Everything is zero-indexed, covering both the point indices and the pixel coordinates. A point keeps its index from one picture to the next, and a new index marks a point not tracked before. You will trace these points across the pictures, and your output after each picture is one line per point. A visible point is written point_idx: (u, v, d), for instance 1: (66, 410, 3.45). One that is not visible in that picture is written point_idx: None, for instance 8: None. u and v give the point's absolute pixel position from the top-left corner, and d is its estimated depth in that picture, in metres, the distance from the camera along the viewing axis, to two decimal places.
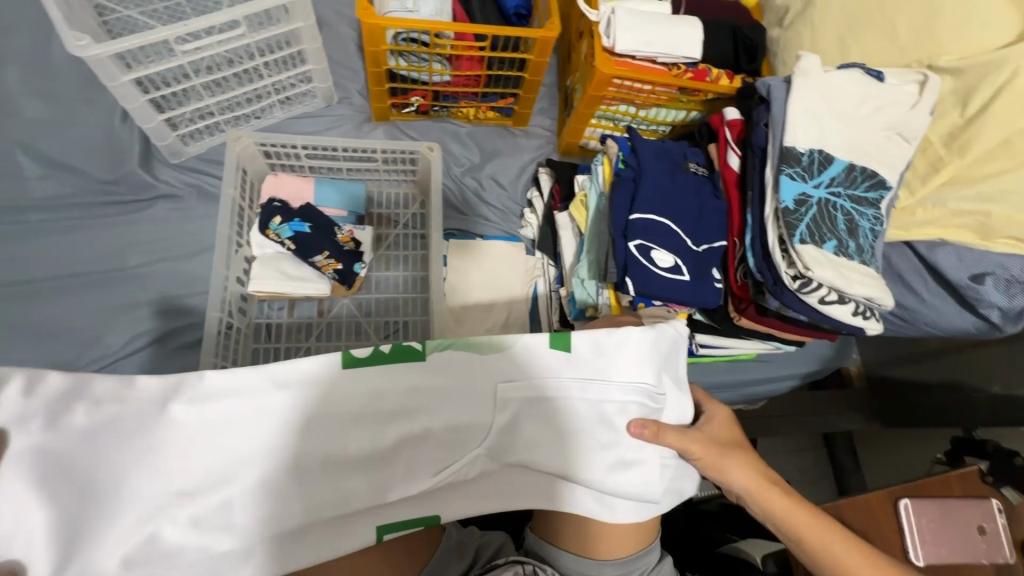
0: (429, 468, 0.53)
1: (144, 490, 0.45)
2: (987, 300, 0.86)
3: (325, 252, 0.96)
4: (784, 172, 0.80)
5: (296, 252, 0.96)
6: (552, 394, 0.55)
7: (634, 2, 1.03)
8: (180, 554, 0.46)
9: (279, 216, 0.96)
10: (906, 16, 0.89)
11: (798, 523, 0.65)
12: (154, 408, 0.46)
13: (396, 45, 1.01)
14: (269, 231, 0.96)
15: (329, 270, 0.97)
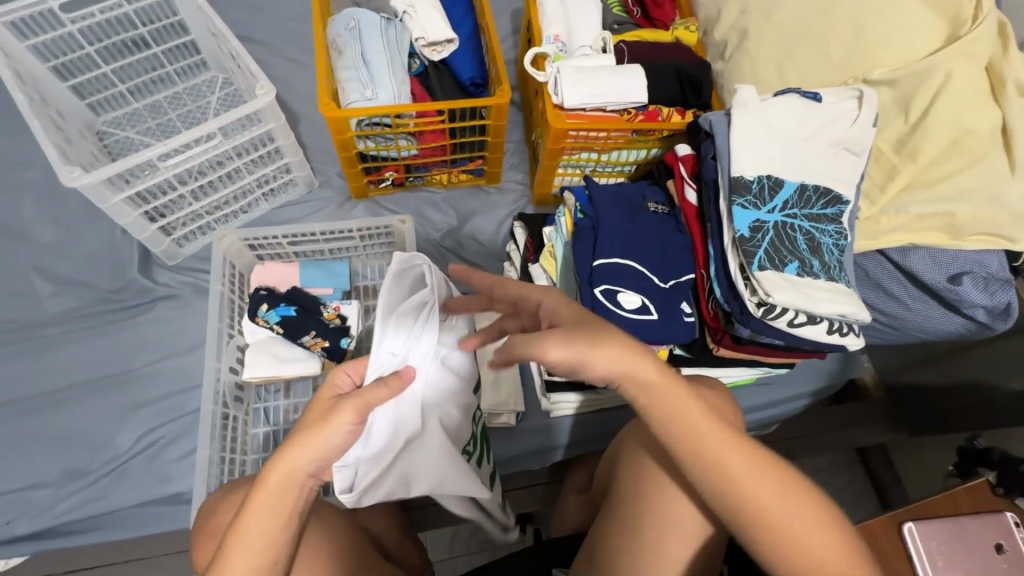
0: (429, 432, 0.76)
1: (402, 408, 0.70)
2: (969, 300, 0.83)
3: (312, 332, 1.01)
4: (736, 203, 0.82)
5: (286, 334, 1.01)
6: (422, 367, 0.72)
7: (578, 59, 1.09)
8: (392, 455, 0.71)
9: (265, 303, 1.01)
10: (833, 37, 0.92)
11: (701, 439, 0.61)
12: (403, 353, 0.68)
13: (360, 130, 1.08)
14: (258, 318, 1.01)
15: (317, 348, 1.01)
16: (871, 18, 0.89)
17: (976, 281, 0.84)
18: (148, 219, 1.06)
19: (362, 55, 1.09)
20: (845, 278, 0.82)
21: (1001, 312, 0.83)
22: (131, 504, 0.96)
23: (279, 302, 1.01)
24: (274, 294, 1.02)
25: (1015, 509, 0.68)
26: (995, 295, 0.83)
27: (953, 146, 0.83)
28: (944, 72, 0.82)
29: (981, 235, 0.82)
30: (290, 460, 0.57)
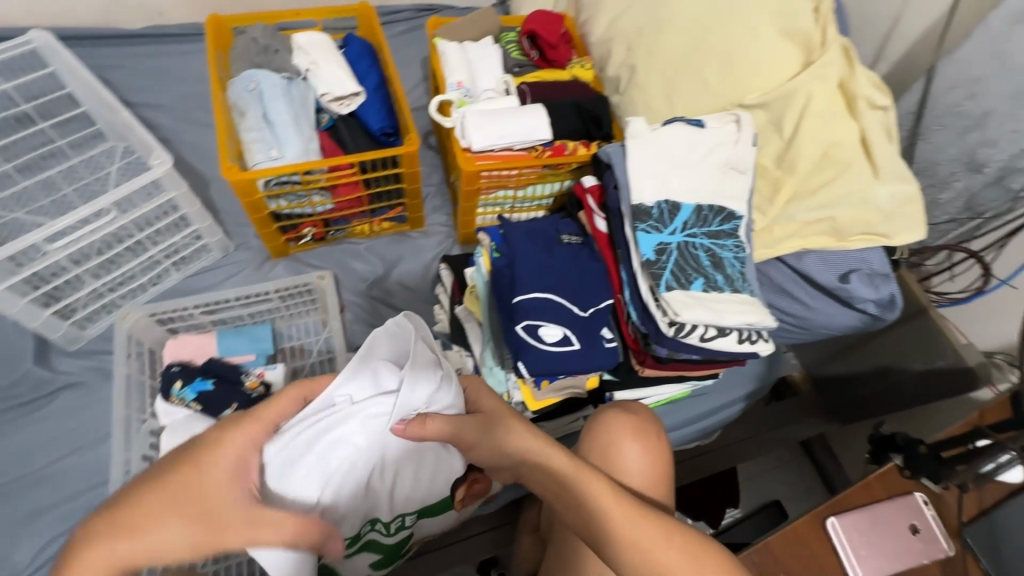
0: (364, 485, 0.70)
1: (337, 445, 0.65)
2: (859, 296, 0.90)
3: (234, 404, 0.95)
4: (640, 228, 0.86)
5: (206, 411, 0.95)
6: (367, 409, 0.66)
7: (483, 103, 1.12)
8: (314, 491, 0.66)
9: (179, 380, 0.95)
10: (708, 68, 1.00)
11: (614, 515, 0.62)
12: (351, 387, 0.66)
13: (269, 190, 1.06)
14: (172, 397, 0.95)
15: None
16: (738, 50, 0.98)
17: (862, 278, 0.90)
18: (40, 305, 0.98)
19: (265, 115, 1.08)
20: (750, 288, 0.87)
21: (887, 303, 0.90)
22: None
23: (194, 377, 0.95)
24: (189, 369, 0.96)
25: (923, 488, 0.73)
26: (880, 287, 0.89)
27: (824, 158, 0.90)
28: (805, 94, 0.91)
29: (862, 234, 0.89)
30: (146, 536, 0.52)
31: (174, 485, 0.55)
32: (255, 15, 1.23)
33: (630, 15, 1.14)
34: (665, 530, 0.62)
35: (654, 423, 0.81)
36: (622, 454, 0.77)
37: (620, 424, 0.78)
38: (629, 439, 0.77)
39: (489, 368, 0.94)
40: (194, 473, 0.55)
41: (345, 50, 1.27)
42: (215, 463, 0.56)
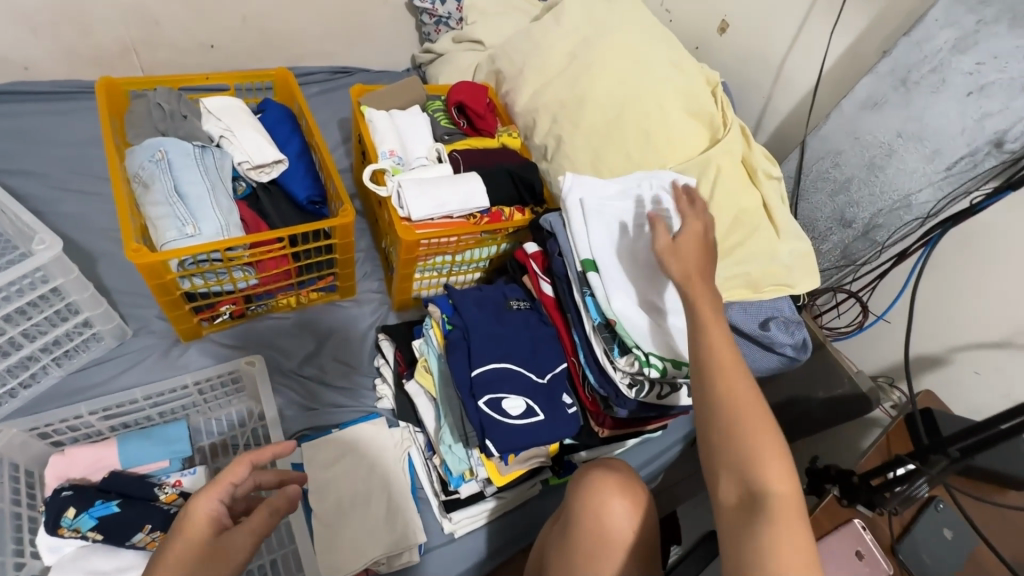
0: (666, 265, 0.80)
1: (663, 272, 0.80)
2: (779, 340, 0.98)
3: (147, 525, 0.80)
4: (588, 293, 0.91)
5: (107, 540, 0.79)
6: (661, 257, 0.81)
7: (418, 172, 1.13)
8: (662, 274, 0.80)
9: (72, 507, 0.79)
10: (629, 141, 1.10)
11: (731, 378, 0.62)
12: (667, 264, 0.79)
13: (184, 270, 0.96)
14: (62, 528, 0.78)
15: (156, 545, 0.81)
16: (652, 126, 1.09)
17: (780, 324, 1.00)
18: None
19: (175, 187, 0.98)
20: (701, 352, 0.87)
21: (801, 345, 0.99)
22: None
23: (91, 499, 0.80)
24: (82, 491, 0.81)
25: (859, 514, 0.81)
26: (794, 333, 1.00)
27: (737, 220, 1.02)
28: (715, 165, 1.03)
29: (772, 286, 1.01)
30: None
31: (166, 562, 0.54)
32: (157, 78, 1.15)
33: (550, 91, 1.23)
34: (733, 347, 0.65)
35: (638, 480, 0.76)
36: (612, 515, 0.71)
37: (608, 483, 0.73)
38: (617, 496, 0.72)
39: (448, 447, 0.90)
40: (184, 542, 0.56)
41: (262, 115, 1.21)
42: (204, 521, 0.58)
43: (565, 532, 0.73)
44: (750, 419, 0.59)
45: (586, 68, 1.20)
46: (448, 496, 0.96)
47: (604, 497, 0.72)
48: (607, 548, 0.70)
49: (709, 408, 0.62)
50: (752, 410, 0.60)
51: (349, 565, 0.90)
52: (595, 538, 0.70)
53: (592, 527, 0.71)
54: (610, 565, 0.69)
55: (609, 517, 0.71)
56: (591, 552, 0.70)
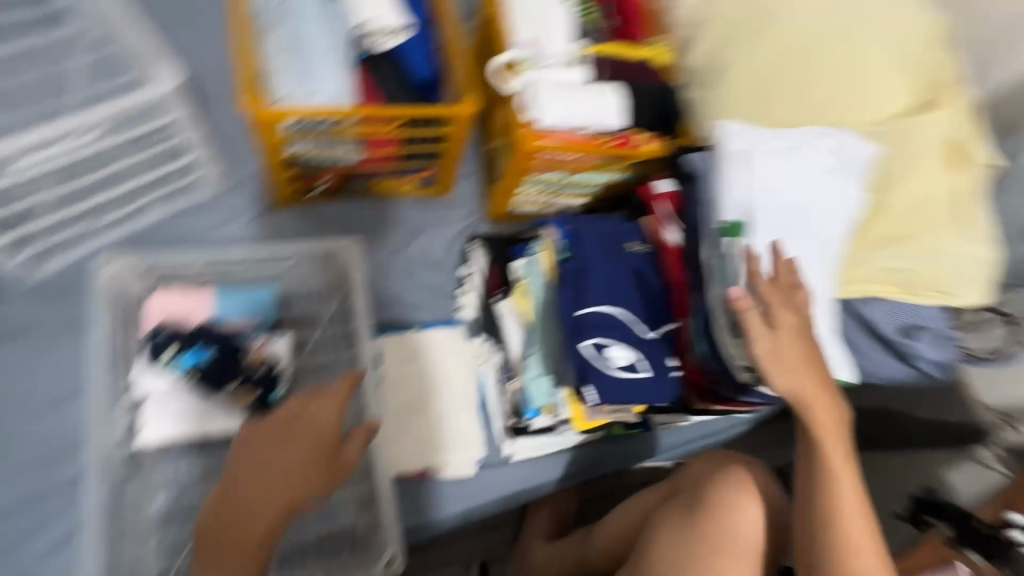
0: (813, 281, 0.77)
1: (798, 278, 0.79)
2: (923, 353, 0.87)
3: (238, 379, 0.83)
4: (721, 255, 0.80)
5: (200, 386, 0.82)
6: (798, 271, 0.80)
7: (552, 72, 0.99)
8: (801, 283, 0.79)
9: (174, 346, 0.82)
10: (812, 88, 0.95)
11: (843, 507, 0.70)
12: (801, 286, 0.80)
13: (295, 132, 0.89)
14: (163, 364, 0.82)
15: (244, 399, 0.84)
16: (849, 80, 0.95)
17: (933, 337, 0.88)
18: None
19: (298, 42, 0.92)
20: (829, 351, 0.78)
21: (944, 364, 0.89)
22: None
23: (194, 339, 0.83)
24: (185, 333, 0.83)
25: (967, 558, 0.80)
26: (943, 351, 0.88)
27: (917, 208, 0.87)
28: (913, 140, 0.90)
29: (933, 292, 0.86)
30: (302, 464, 0.72)
31: (302, 433, 0.74)
32: None
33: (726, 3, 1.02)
34: (860, 489, 0.71)
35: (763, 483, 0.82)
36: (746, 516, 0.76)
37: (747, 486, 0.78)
38: (750, 501, 0.77)
39: (533, 376, 0.88)
40: (301, 422, 0.75)
41: None
42: (325, 422, 0.75)
43: (688, 513, 0.76)
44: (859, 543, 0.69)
45: None
46: (517, 423, 0.93)
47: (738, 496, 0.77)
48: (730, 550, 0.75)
49: (827, 512, 0.71)
50: (863, 535, 0.70)
51: (410, 462, 0.93)
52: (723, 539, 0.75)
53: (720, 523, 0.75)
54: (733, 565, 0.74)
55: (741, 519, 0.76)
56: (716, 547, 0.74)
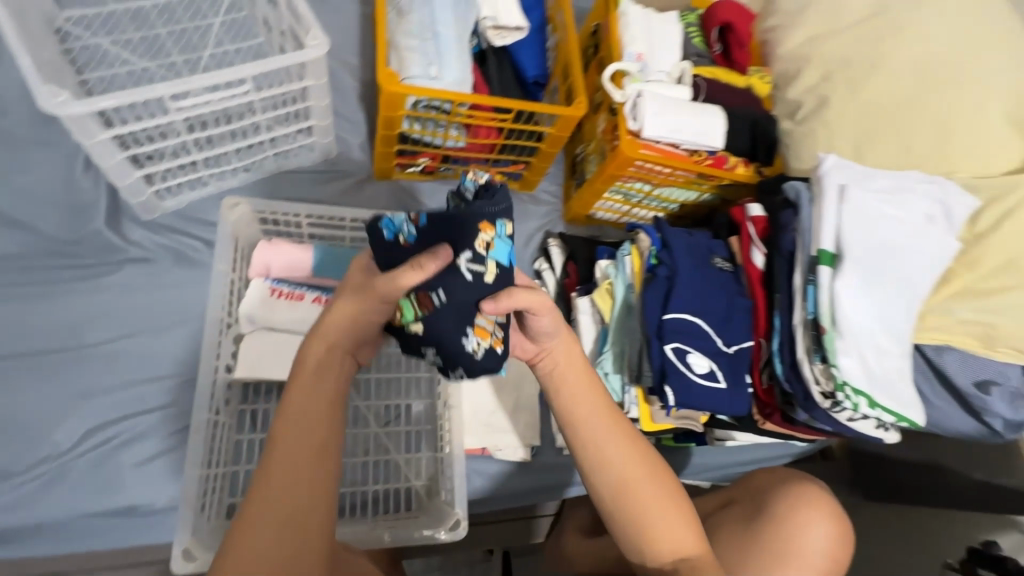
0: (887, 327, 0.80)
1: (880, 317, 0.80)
2: (993, 409, 0.87)
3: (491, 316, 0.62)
4: (812, 282, 0.82)
5: (434, 324, 0.60)
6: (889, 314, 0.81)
7: (657, 86, 1.02)
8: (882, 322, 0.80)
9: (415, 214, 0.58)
10: (918, 131, 0.95)
11: (613, 464, 0.67)
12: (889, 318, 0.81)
13: (414, 111, 0.95)
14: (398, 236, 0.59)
15: (484, 340, 0.62)
16: (960, 123, 0.94)
17: (1002, 393, 0.87)
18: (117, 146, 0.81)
19: (431, 23, 0.95)
20: (903, 393, 0.79)
21: (1016, 424, 0.87)
22: (68, 515, 0.77)
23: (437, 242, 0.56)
24: (444, 216, 0.55)
25: None
26: (1018, 409, 0.87)
27: (1008, 266, 0.87)
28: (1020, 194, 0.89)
29: (1011, 349, 0.86)
30: (326, 344, 0.63)
31: (323, 305, 0.65)
32: None
33: (835, 40, 1.04)
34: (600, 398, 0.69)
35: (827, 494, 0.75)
36: (810, 530, 0.71)
37: (813, 497, 0.73)
38: (813, 516, 0.72)
39: (604, 374, 0.90)
40: (340, 296, 0.64)
41: None
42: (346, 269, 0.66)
43: (746, 523, 0.74)
44: (671, 511, 0.66)
45: (891, 31, 1.01)
46: None
47: (807, 506, 0.73)
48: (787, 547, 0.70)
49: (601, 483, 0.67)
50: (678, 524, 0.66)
51: (472, 439, 0.94)
52: (784, 549, 0.70)
53: (782, 537, 0.71)
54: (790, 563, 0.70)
55: (806, 525, 0.71)
56: (779, 554, 0.70)
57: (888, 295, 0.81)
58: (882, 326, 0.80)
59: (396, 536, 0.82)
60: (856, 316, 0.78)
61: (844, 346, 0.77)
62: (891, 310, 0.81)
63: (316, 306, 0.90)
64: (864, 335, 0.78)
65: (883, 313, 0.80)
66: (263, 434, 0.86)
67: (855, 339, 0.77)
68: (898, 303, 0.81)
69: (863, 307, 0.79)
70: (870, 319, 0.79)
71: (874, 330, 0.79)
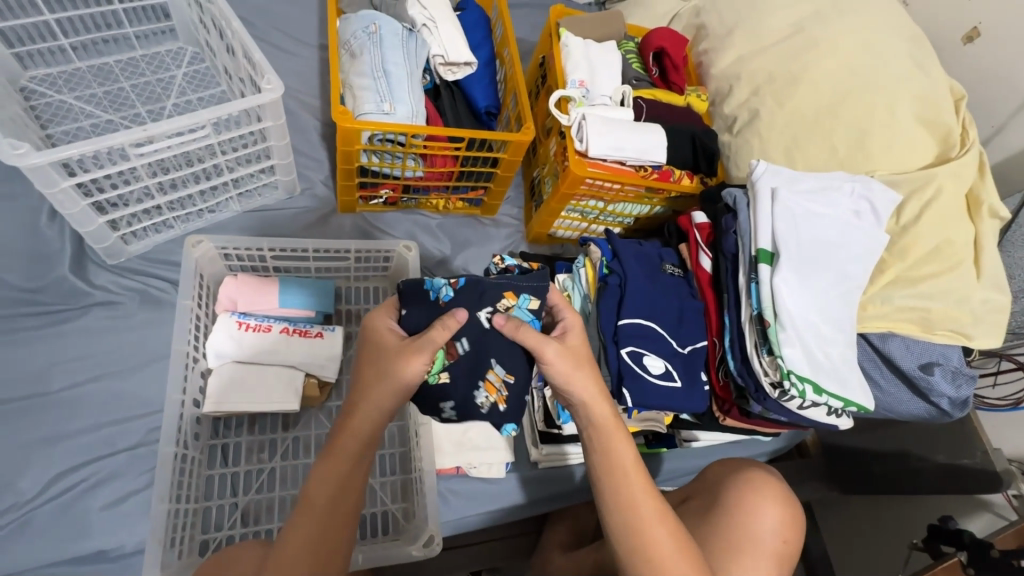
0: (827, 317, 0.85)
1: (821, 308, 0.85)
2: (938, 389, 0.91)
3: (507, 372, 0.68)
4: (754, 280, 0.86)
5: (459, 374, 0.67)
6: (829, 304, 0.86)
7: (601, 109, 1.08)
8: (823, 312, 0.85)
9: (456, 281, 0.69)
10: (841, 136, 1.03)
11: (634, 522, 0.68)
12: (828, 308, 0.85)
13: (370, 145, 0.99)
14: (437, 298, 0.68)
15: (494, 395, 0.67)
16: (878, 125, 1.02)
17: (944, 373, 0.92)
18: (79, 194, 0.83)
19: (382, 63, 1.00)
20: (848, 378, 0.83)
21: (961, 402, 0.91)
22: (32, 567, 0.76)
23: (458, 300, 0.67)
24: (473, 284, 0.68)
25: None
26: (960, 387, 0.91)
27: (933, 253, 0.93)
28: (938, 186, 0.96)
29: (948, 331, 0.92)
30: (369, 421, 0.66)
31: (363, 375, 0.66)
32: None
33: (760, 58, 1.13)
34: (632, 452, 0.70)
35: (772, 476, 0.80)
36: (761, 517, 0.74)
37: (761, 481, 0.77)
38: (763, 503, 0.75)
39: None
40: (371, 359, 0.66)
41: (460, 12, 1.19)
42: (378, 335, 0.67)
43: (704, 515, 0.76)
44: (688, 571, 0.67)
45: (809, 47, 1.10)
46: (548, 429, 0.99)
47: (759, 495, 0.76)
48: (746, 538, 0.73)
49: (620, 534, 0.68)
50: None
51: (447, 459, 0.94)
52: (739, 539, 0.73)
53: (738, 526, 0.74)
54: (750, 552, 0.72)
55: (758, 512, 0.74)
56: (738, 547, 0.72)
57: (826, 286, 0.86)
58: (822, 316, 0.84)
59: (371, 557, 0.81)
60: (797, 308, 0.83)
61: (788, 337, 0.81)
62: (829, 300, 0.86)
63: (283, 336, 0.91)
64: (806, 326, 0.82)
65: (822, 304, 0.85)
66: (234, 468, 0.87)
67: (798, 330, 0.81)
68: (835, 293, 0.87)
69: (803, 298, 0.84)
70: (810, 310, 0.84)
71: (816, 320, 0.84)
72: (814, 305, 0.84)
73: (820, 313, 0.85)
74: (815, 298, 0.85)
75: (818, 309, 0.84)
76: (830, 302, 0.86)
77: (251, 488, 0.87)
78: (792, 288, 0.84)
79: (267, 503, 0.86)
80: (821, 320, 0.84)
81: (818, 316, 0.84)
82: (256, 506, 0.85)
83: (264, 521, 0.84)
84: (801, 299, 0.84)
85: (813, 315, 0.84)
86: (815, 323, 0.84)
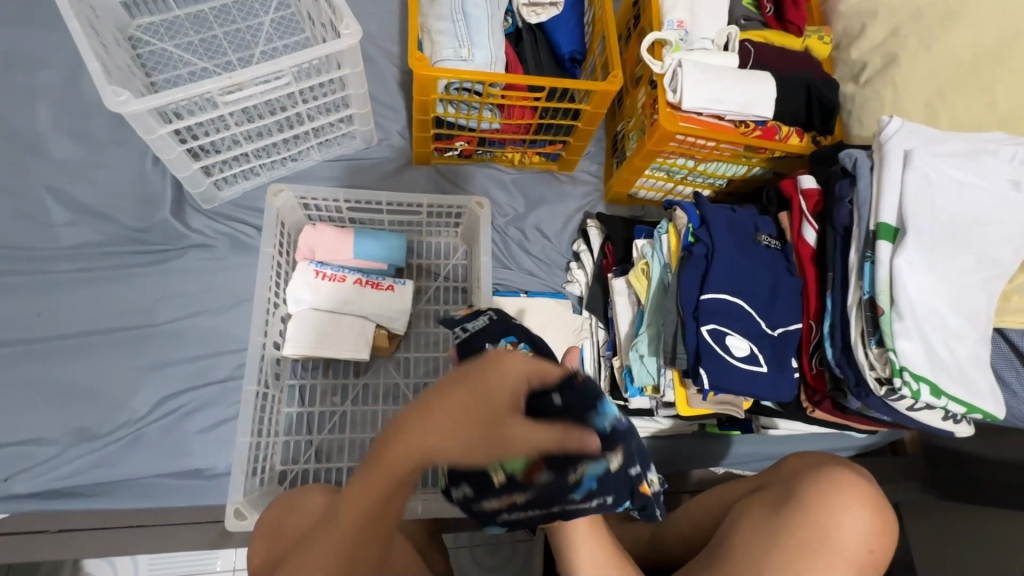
0: (957, 309, 0.72)
1: (950, 297, 0.72)
2: None
3: None
4: (868, 258, 0.75)
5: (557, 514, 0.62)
6: (962, 294, 0.72)
7: (700, 54, 0.96)
8: (952, 301, 0.72)
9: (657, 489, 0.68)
10: (1004, 87, 0.84)
11: None
12: (961, 298, 0.72)
13: (446, 94, 0.96)
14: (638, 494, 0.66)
15: None
16: None
17: None
18: (175, 140, 0.87)
19: (461, 5, 0.95)
20: (976, 381, 0.71)
21: None
22: (141, 476, 0.86)
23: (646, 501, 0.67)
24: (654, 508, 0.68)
25: None
26: None
27: None
28: None
29: None
30: (421, 460, 0.44)
31: (452, 395, 0.45)
32: None
33: None
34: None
35: (864, 477, 0.71)
36: (846, 520, 0.66)
37: (850, 482, 0.69)
38: (850, 506, 0.67)
39: (639, 357, 0.87)
40: (474, 394, 0.45)
41: None
42: (497, 379, 0.46)
43: (775, 509, 0.70)
44: None
45: None
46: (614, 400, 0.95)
47: (847, 497, 0.67)
48: (825, 541, 0.66)
49: None
50: None
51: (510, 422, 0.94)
52: (813, 540, 0.66)
53: (815, 524, 0.66)
54: (826, 557, 0.65)
55: (841, 513, 0.66)
56: (812, 547, 0.66)
57: (960, 271, 0.73)
58: (950, 306, 0.72)
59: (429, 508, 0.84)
60: (918, 296, 0.71)
61: (905, 330, 0.70)
62: (963, 289, 0.73)
63: (356, 287, 0.93)
64: (926, 318, 0.71)
65: (954, 293, 0.72)
66: (310, 408, 0.92)
67: (916, 321, 0.70)
68: (972, 280, 0.73)
69: (929, 284, 0.72)
70: (935, 299, 0.71)
71: (941, 312, 0.71)
72: (943, 291, 0.72)
73: (949, 303, 0.72)
74: (944, 286, 0.72)
75: (948, 297, 0.72)
76: (964, 290, 0.73)
77: (324, 427, 0.92)
78: (916, 271, 0.71)
79: (339, 444, 0.91)
80: (948, 312, 0.72)
81: (946, 307, 0.72)
82: (328, 445, 0.90)
83: (335, 460, 0.90)
84: (925, 286, 0.71)
85: (938, 304, 0.71)
86: (942, 317, 0.71)
